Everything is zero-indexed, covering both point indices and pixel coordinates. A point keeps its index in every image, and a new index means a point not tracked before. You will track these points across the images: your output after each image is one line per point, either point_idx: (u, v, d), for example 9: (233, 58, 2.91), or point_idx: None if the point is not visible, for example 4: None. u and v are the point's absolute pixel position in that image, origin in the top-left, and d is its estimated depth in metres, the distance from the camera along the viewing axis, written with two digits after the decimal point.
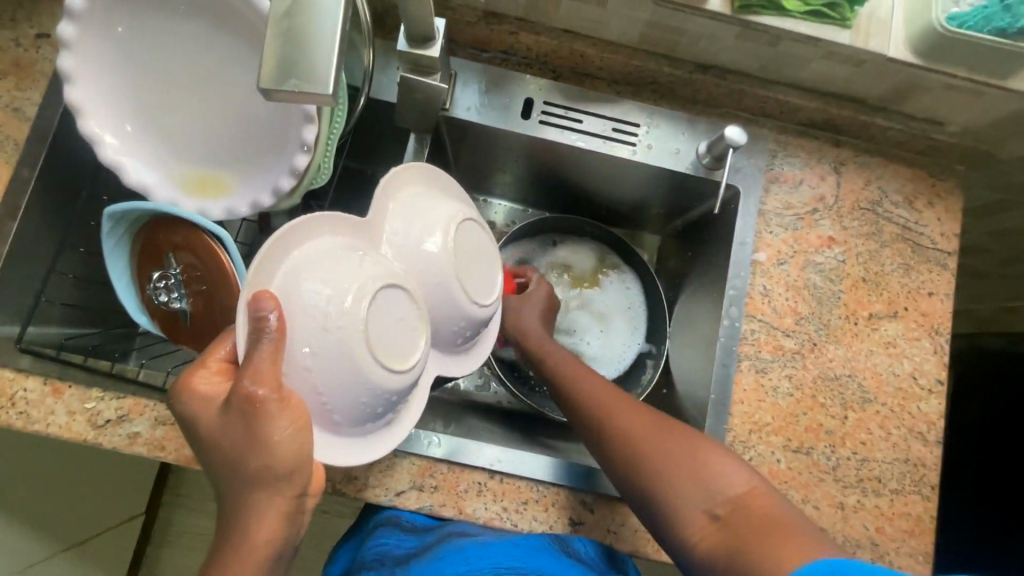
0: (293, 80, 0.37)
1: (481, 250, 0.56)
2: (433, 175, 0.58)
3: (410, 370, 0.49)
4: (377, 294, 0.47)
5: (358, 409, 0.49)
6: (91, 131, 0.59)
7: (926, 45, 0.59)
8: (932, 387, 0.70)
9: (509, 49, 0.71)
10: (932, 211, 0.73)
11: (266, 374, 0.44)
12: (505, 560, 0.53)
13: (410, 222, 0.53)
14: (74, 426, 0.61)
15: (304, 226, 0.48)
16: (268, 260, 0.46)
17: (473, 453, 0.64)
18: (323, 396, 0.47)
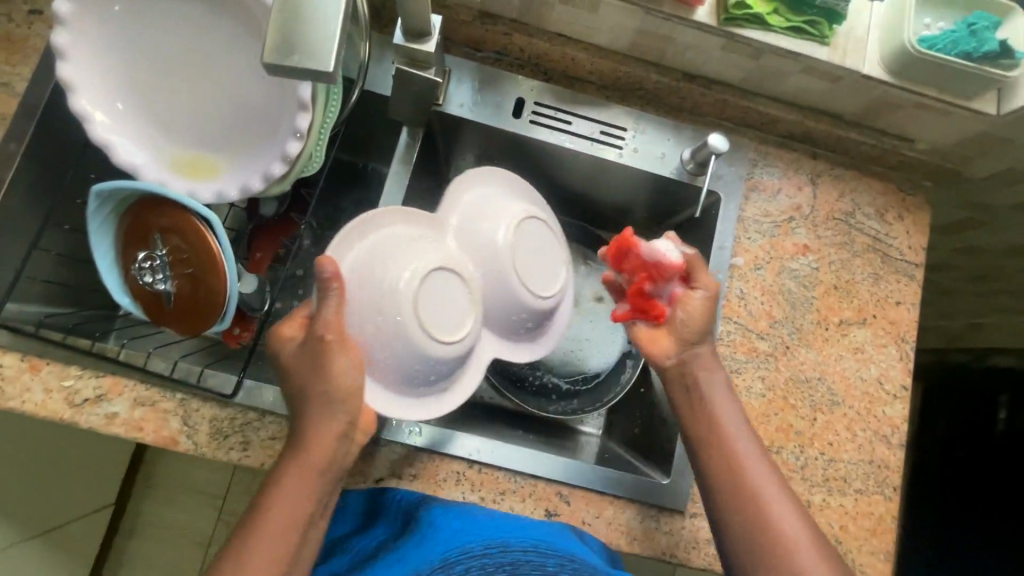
0: (293, 56, 0.37)
1: (542, 248, 0.65)
2: (512, 182, 0.68)
3: (459, 342, 0.59)
4: (434, 272, 0.58)
5: (413, 371, 0.58)
6: (82, 108, 0.59)
7: (898, 65, 0.62)
8: (897, 392, 0.73)
9: (502, 50, 0.73)
10: (902, 224, 0.76)
11: (333, 323, 0.52)
12: (534, 537, 0.54)
13: (479, 220, 0.64)
14: (51, 404, 0.60)
15: (382, 215, 0.61)
16: (354, 237, 0.60)
17: (453, 442, 0.65)
18: (381, 359, 0.57)
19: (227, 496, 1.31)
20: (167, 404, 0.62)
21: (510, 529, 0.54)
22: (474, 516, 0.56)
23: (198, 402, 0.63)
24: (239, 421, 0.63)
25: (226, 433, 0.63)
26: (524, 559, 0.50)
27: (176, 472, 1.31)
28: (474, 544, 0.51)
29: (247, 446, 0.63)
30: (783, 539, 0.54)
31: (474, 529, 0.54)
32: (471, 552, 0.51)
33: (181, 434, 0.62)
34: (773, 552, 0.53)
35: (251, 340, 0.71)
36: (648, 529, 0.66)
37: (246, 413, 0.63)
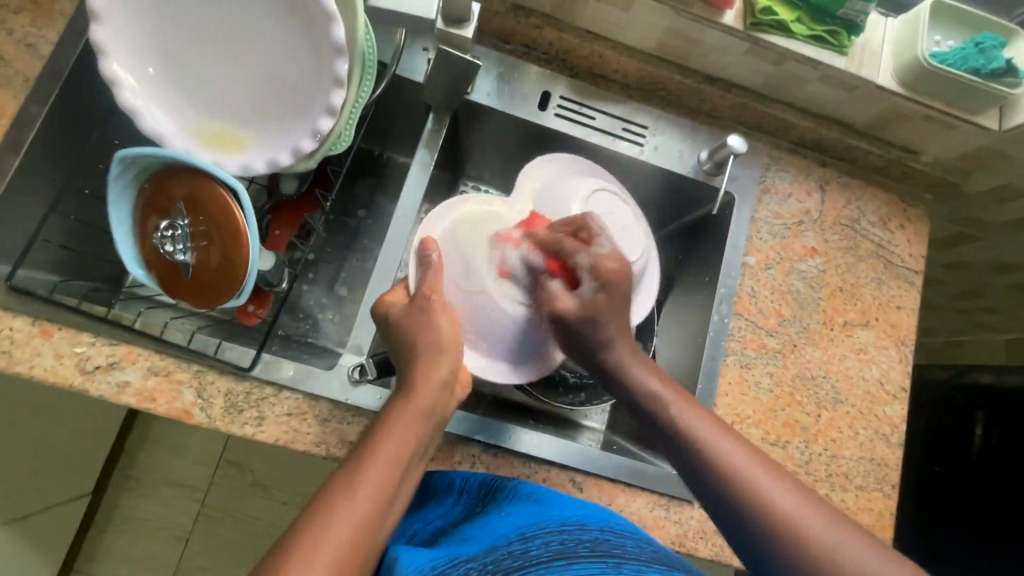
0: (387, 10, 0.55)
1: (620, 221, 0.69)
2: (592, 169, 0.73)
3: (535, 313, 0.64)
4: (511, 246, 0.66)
5: (495, 338, 0.66)
6: (113, 71, 0.58)
7: (910, 77, 0.66)
8: (896, 393, 0.75)
9: (531, 43, 0.75)
10: (903, 233, 0.80)
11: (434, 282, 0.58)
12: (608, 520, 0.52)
13: (550, 206, 0.69)
14: (60, 370, 0.59)
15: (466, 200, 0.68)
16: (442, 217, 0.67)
17: (476, 428, 0.65)
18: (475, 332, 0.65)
19: (210, 490, 1.28)
20: (182, 375, 0.61)
21: (587, 512, 0.52)
22: (549, 499, 0.54)
23: (213, 374, 0.62)
24: (254, 396, 0.62)
25: (241, 407, 0.61)
26: (602, 538, 0.48)
27: (158, 463, 1.27)
28: (550, 522, 0.50)
29: (262, 421, 0.62)
30: (789, 519, 0.47)
31: (547, 511, 0.52)
32: (547, 528, 0.49)
33: (195, 407, 0.61)
34: (791, 547, 0.46)
35: (267, 316, 0.74)
36: (658, 518, 0.67)
37: (262, 387, 0.62)
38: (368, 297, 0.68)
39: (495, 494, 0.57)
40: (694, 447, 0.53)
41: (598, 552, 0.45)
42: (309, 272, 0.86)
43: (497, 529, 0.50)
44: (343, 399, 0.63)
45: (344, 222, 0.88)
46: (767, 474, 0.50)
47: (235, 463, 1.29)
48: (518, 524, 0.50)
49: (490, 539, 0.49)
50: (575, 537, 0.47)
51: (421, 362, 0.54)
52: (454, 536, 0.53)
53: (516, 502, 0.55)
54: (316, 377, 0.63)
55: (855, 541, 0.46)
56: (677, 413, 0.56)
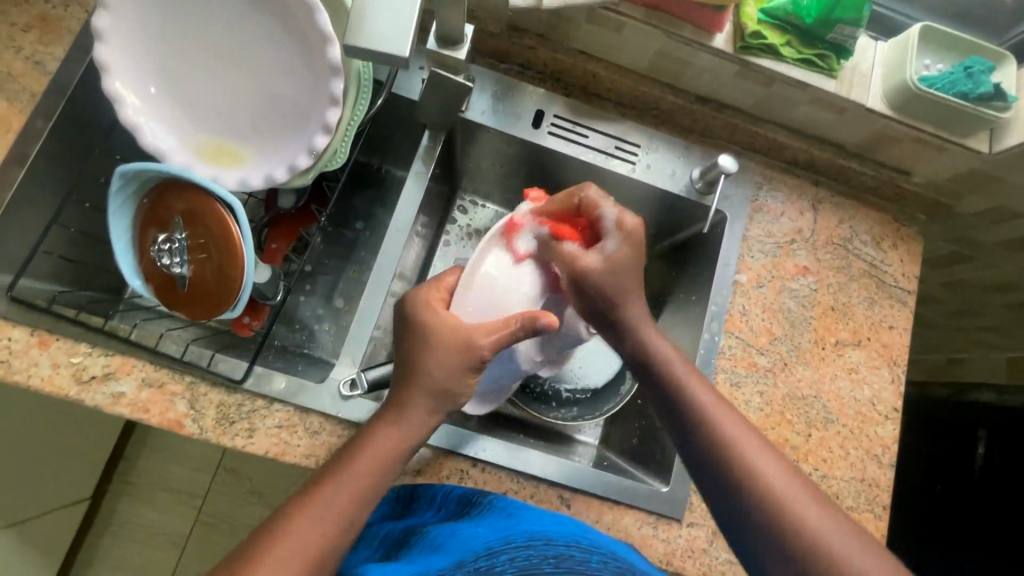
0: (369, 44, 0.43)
1: None
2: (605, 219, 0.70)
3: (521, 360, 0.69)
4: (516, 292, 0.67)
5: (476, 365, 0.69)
6: (115, 88, 0.60)
7: (899, 100, 0.67)
8: (888, 413, 0.75)
9: (526, 63, 0.76)
10: (896, 252, 0.80)
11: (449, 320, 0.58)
12: (578, 532, 0.53)
13: None
14: (57, 380, 0.60)
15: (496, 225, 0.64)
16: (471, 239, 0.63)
17: (466, 445, 0.65)
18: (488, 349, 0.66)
19: (207, 497, 1.28)
20: (175, 386, 0.62)
21: (558, 526, 0.53)
22: (518, 514, 0.55)
23: (206, 386, 0.63)
24: (246, 408, 0.63)
25: (232, 419, 0.62)
26: (568, 554, 0.49)
27: (156, 469, 1.28)
28: (517, 536, 0.51)
29: (253, 433, 0.62)
30: (771, 489, 0.52)
31: (516, 526, 0.53)
32: (514, 543, 0.50)
33: (187, 418, 0.62)
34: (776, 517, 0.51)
35: (262, 329, 0.74)
36: (645, 536, 0.67)
37: (254, 400, 0.63)
38: (363, 311, 0.69)
39: (471, 509, 0.58)
40: (716, 443, 0.55)
41: (561, 569, 0.46)
42: (306, 284, 0.87)
43: (465, 541, 0.51)
44: (334, 412, 0.64)
45: (341, 234, 0.89)
46: (784, 474, 0.53)
47: (232, 470, 1.30)
48: (486, 537, 0.51)
49: (458, 552, 0.50)
50: (539, 552, 0.48)
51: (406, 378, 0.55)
52: (423, 540, 0.54)
53: (486, 516, 0.55)
54: (307, 390, 0.64)
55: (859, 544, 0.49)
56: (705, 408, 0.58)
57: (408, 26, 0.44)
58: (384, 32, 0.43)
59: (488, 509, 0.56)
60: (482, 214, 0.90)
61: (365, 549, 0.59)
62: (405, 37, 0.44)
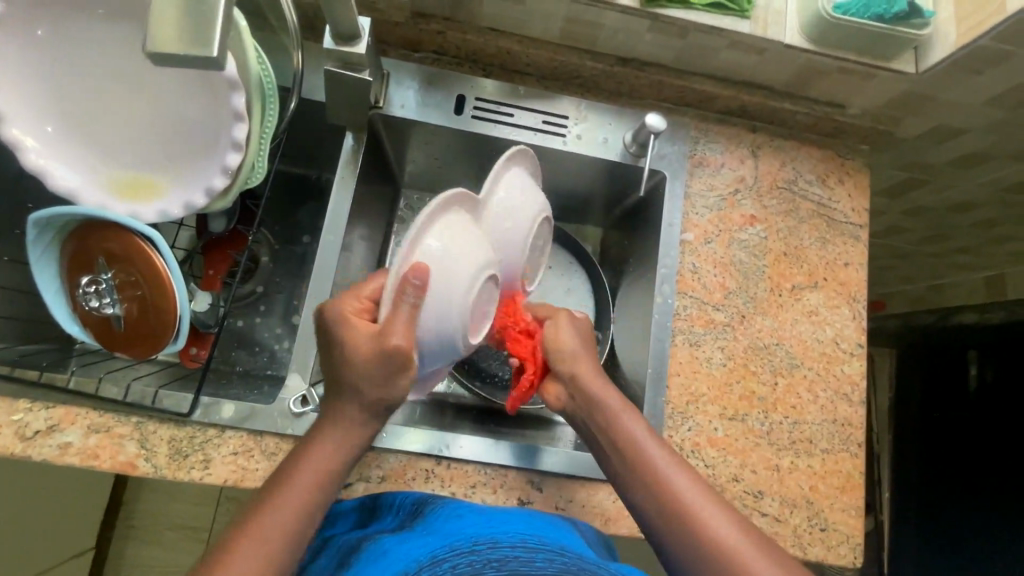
0: (186, 44, 0.35)
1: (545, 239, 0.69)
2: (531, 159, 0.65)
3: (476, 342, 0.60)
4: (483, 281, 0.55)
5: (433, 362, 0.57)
6: (13, 134, 0.58)
7: (816, 31, 0.65)
8: (853, 350, 0.74)
9: (439, 49, 0.74)
10: (843, 188, 0.79)
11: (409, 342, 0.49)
12: (528, 530, 0.50)
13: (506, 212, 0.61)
14: (0, 440, 0.59)
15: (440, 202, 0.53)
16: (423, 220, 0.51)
17: (441, 444, 0.65)
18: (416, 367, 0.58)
19: (212, 529, 1.28)
20: (122, 429, 0.61)
21: (507, 528, 0.50)
22: (472, 520, 0.52)
23: (154, 424, 0.62)
24: (198, 439, 0.62)
25: (186, 452, 0.61)
26: (513, 556, 0.44)
27: (159, 508, 1.28)
28: (462, 543, 0.47)
29: (208, 464, 0.61)
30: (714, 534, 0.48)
31: (474, 533, 0.49)
32: (458, 550, 0.46)
33: (139, 458, 0.61)
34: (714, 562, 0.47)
35: (208, 358, 0.73)
36: (622, 508, 0.66)
37: (205, 430, 0.62)
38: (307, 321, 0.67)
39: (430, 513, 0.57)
40: (634, 462, 0.54)
41: (503, 571, 0.42)
42: (261, 305, 0.86)
43: (410, 550, 0.48)
44: (289, 431, 0.63)
45: (290, 249, 0.88)
46: (695, 490, 0.51)
47: (234, 499, 1.30)
48: (431, 546, 0.47)
49: (408, 559, 0.46)
50: (482, 558, 0.44)
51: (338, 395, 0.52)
52: (372, 549, 0.51)
53: (444, 520, 0.53)
54: (258, 413, 0.63)
55: (750, 542, 0.48)
56: (636, 433, 0.55)
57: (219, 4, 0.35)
58: (189, 20, 0.35)
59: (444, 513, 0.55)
60: None
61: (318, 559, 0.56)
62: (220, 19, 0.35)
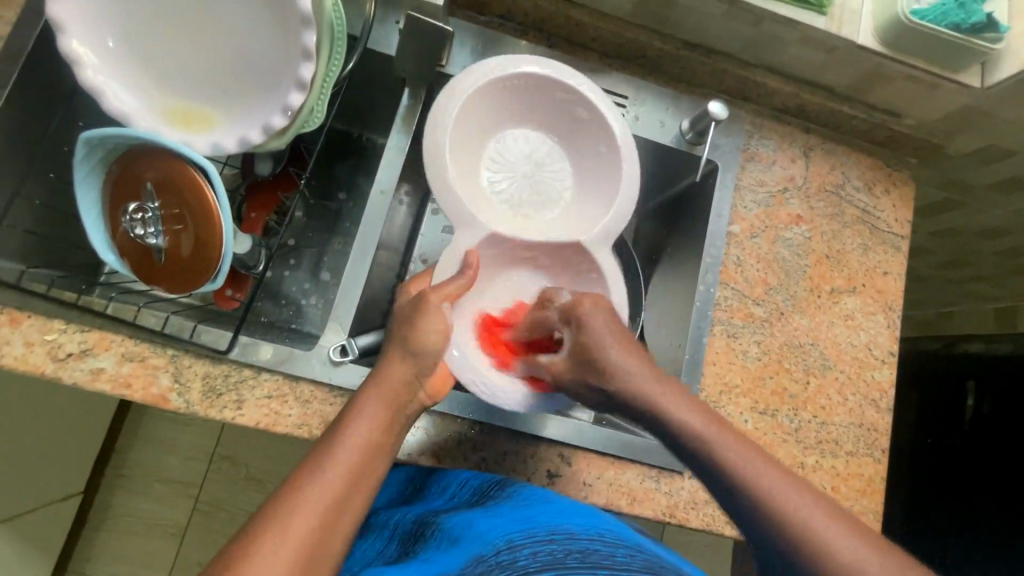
0: None
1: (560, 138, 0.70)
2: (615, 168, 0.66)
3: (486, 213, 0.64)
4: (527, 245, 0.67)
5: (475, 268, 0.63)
6: (72, 46, 0.56)
7: (890, 35, 0.65)
8: (885, 358, 0.75)
9: (506, 14, 0.74)
10: (888, 198, 0.79)
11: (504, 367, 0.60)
12: (600, 524, 0.49)
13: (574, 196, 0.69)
14: (32, 359, 0.57)
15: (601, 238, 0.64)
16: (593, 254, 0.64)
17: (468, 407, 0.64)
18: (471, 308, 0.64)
19: (204, 486, 1.26)
20: (157, 360, 0.60)
21: (577, 518, 0.49)
22: (543, 508, 0.51)
23: (190, 358, 0.60)
24: (232, 379, 0.61)
25: (219, 390, 0.60)
26: (592, 548, 0.44)
27: (151, 460, 1.26)
28: (538, 530, 0.46)
29: (241, 405, 0.60)
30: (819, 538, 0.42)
31: (540, 520, 0.48)
32: (536, 537, 0.45)
33: (172, 392, 0.59)
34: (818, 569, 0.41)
35: (245, 300, 0.72)
36: (648, 489, 0.66)
37: (240, 371, 0.61)
38: (350, 272, 0.66)
39: (486, 499, 0.56)
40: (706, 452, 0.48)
41: (587, 563, 0.41)
42: (291, 257, 0.84)
43: (484, 533, 0.47)
44: (326, 380, 0.62)
45: (324, 205, 0.86)
46: (768, 472, 0.46)
47: (228, 458, 1.28)
48: (506, 531, 0.47)
49: (477, 544, 0.46)
50: (562, 548, 0.43)
51: (396, 352, 0.53)
52: (439, 534, 0.51)
53: (507, 505, 0.53)
54: (295, 357, 0.62)
55: (836, 527, 0.43)
56: (679, 418, 0.50)
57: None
58: None
59: (515, 495, 0.55)
60: None
61: (383, 538, 0.58)
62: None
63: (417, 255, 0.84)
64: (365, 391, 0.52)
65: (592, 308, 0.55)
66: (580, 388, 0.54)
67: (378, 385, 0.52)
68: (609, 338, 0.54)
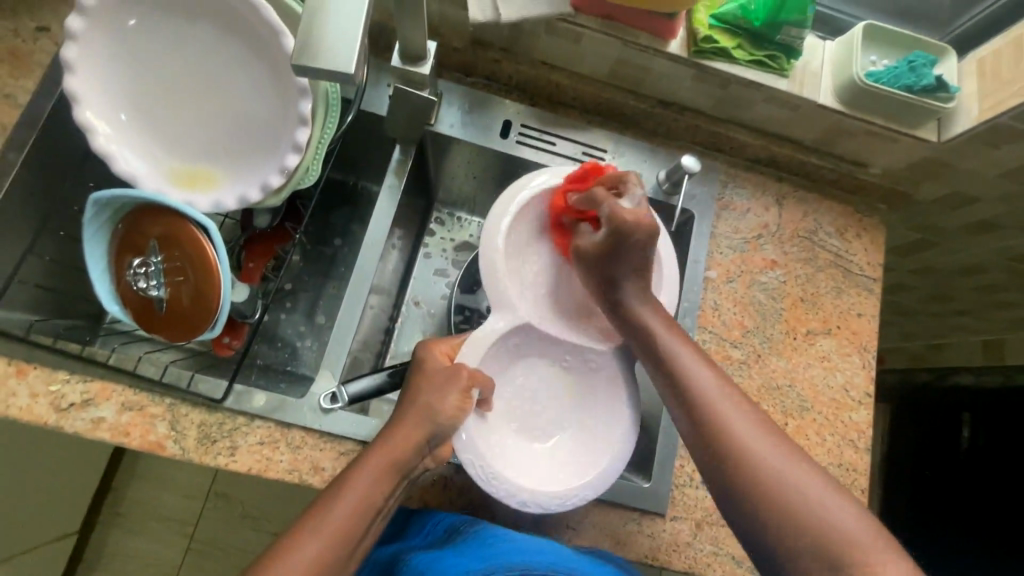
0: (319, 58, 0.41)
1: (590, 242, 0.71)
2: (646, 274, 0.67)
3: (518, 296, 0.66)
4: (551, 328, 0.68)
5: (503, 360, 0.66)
6: (87, 117, 0.61)
7: (847, 95, 0.69)
8: (861, 399, 0.77)
9: (491, 76, 0.79)
10: (860, 242, 0.82)
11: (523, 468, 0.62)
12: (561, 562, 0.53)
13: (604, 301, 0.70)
14: (36, 409, 0.60)
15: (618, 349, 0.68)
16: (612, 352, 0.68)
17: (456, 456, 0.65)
18: (509, 415, 0.67)
19: (199, 524, 1.26)
20: (155, 409, 0.62)
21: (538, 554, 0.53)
22: (509, 545, 0.55)
23: (186, 407, 0.63)
24: (227, 426, 0.63)
25: (214, 438, 0.63)
26: None
27: (146, 498, 1.26)
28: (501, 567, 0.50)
29: (235, 451, 0.63)
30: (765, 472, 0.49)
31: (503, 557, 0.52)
32: None
33: (169, 439, 0.62)
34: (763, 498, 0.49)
35: (241, 347, 0.75)
36: (631, 532, 0.68)
37: (235, 418, 0.64)
38: (341, 321, 0.70)
39: (458, 535, 0.58)
40: (707, 415, 0.54)
41: None
42: (287, 301, 0.87)
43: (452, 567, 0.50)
44: (316, 426, 0.64)
45: (320, 251, 0.90)
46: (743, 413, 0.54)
47: (223, 496, 1.29)
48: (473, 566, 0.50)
49: None
50: None
51: (403, 418, 0.57)
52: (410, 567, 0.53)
53: (467, 543, 0.55)
54: (287, 405, 0.65)
55: (799, 471, 0.49)
56: (694, 370, 0.57)
57: (302, 17, 0.42)
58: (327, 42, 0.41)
59: (486, 530, 0.57)
60: (458, 226, 0.91)
61: (359, 573, 0.60)
62: (335, 24, 0.42)
63: (411, 298, 0.87)
64: (370, 452, 0.55)
65: (638, 228, 0.61)
66: (603, 274, 0.64)
67: (384, 444, 0.55)
68: (636, 264, 0.62)
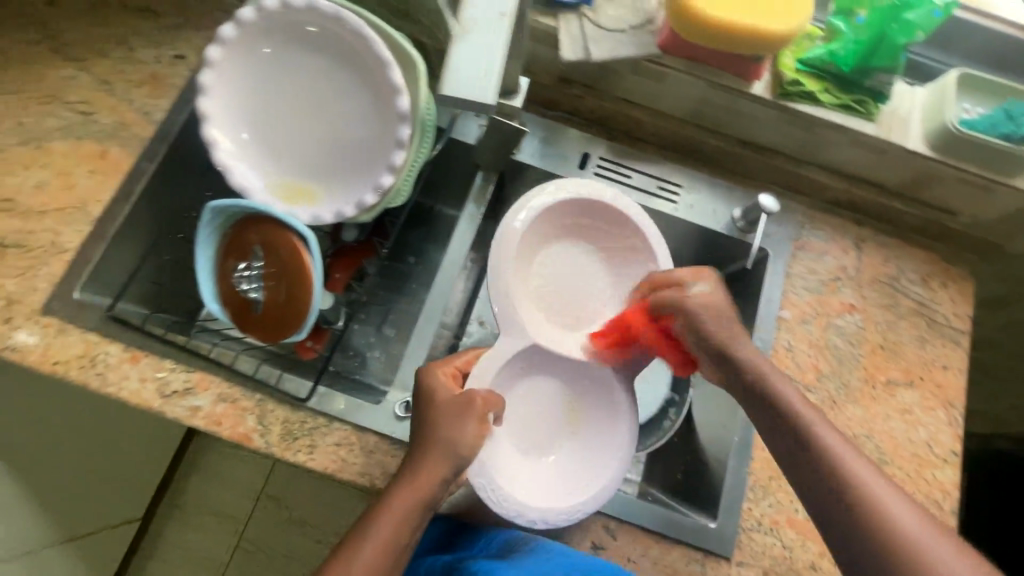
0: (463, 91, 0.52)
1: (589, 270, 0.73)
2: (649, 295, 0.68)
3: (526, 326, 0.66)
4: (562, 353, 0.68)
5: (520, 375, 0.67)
6: (214, 134, 0.69)
7: (938, 141, 0.69)
8: (946, 457, 0.72)
9: (573, 110, 0.83)
10: (946, 292, 0.79)
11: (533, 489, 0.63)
12: None
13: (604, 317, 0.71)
14: (143, 393, 0.66)
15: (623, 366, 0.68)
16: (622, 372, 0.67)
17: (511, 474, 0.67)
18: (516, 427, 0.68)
19: (248, 523, 1.31)
20: (246, 403, 0.67)
21: None
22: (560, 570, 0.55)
23: (273, 403, 0.67)
24: (308, 425, 0.67)
25: (296, 434, 0.66)
26: None
27: (203, 492, 1.32)
28: None
29: (313, 449, 0.66)
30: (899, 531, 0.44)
31: None
32: None
33: (255, 432, 0.66)
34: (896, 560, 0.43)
35: (322, 351, 0.81)
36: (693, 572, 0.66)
37: (315, 418, 0.67)
38: (418, 335, 0.73)
39: (511, 552, 0.58)
40: (828, 472, 0.48)
41: None
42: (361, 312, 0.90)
43: None
44: (389, 432, 0.67)
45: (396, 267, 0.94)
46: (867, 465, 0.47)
47: (273, 498, 1.33)
48: None
49: None
50: None
51: (427, 455, 0.56)
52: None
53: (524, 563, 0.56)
54: (365, 410, 0.68)
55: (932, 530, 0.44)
56: (817, 429, 0.50)
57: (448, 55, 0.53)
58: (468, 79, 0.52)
59: (537, 551, 0.58)
60: None
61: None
62: (473, 63, 0.53)
63: None
64: (397, 487, 0.55)
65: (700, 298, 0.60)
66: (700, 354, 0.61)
67: (409, 478, 0.56)
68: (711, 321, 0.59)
